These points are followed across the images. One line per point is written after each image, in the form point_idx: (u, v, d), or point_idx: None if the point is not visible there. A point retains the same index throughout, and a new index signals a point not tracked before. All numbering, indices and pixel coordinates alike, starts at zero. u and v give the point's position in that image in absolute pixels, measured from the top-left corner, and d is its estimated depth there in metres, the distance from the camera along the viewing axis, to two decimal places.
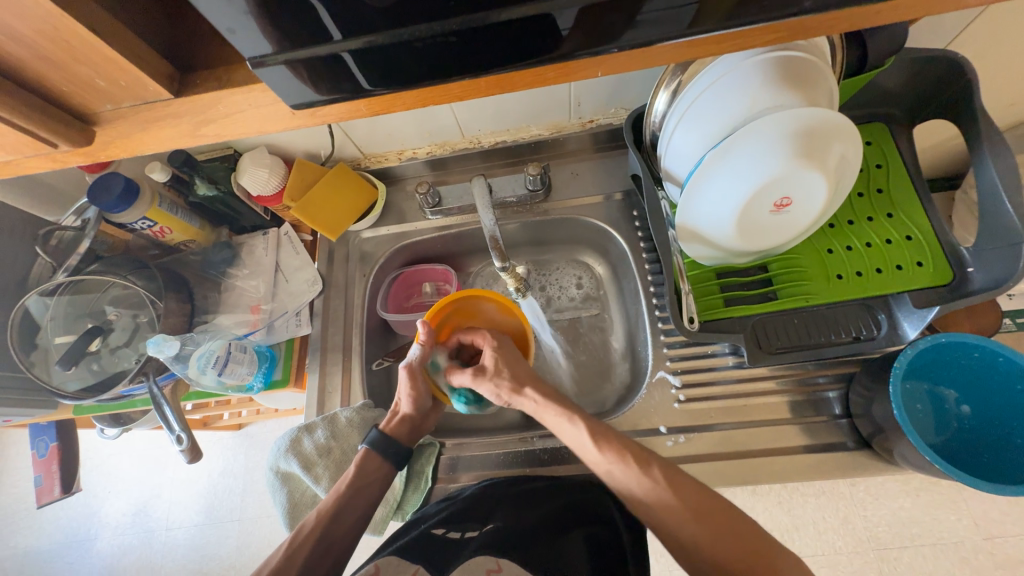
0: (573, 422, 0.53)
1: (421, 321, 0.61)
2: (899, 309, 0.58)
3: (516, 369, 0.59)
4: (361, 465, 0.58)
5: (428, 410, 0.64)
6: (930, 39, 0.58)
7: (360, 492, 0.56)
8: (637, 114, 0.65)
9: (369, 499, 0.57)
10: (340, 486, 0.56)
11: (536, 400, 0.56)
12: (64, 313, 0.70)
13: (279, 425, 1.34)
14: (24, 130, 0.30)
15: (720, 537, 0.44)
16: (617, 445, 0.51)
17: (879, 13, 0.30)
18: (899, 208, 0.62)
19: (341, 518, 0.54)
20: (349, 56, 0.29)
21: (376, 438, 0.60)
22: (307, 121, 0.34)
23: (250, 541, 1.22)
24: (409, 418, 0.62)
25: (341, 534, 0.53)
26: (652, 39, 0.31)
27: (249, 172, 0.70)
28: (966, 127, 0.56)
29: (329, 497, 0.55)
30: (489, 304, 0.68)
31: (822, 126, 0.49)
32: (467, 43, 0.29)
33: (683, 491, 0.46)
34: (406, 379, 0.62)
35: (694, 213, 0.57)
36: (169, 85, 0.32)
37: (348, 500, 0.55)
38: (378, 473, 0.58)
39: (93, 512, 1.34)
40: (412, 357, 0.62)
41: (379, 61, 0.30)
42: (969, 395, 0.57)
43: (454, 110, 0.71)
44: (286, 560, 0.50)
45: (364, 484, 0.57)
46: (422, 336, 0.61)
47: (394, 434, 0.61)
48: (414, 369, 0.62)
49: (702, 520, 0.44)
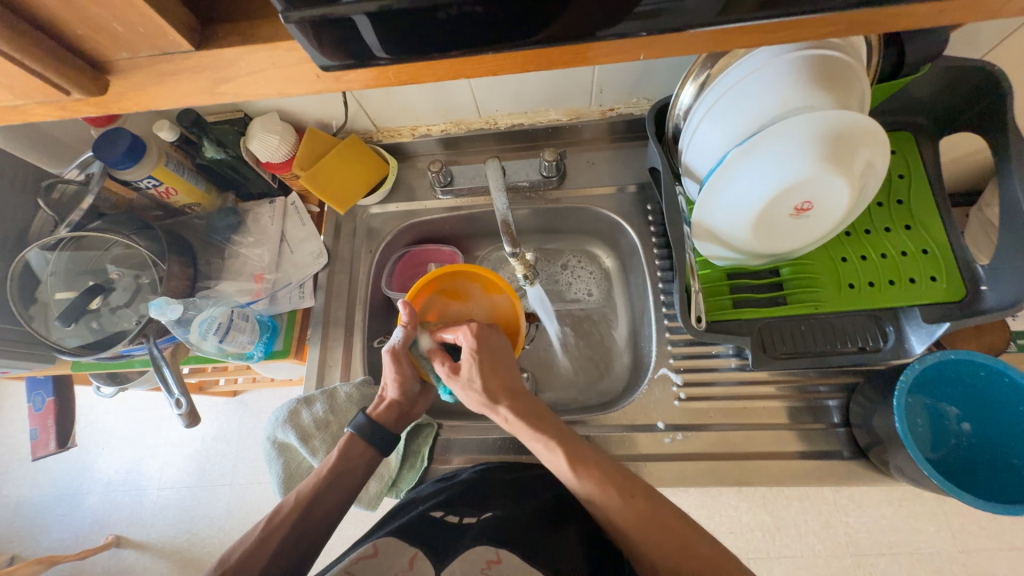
0: (546, 447, 0.52)
1: (401, 302, 0.58)
2: (908, 322, 0.57)
3: (495, 381, 0.56)
4: (345, 448, 0.58)
5: (416, 396, 0.62)
6: (964, 51, 0.57)
7: (340, 478, 0.56)
8: (661, 104, 0.63)
9: (348, 486, 0.56)
10: (323, 470, 0.56)
11: (509, 419, 0.54)
12: (65, 269, 0.69)
13: (274, 395, 1.34)
14: (35, 73, 0.29)
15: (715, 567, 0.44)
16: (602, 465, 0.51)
17: (930, 15, 0.29)
18: (918, 221, 0.61)
19: (317, 504, 0.54)
20: (364, 18, 0.27)
21: (361, 423, 0.59)
22: (330, 87, 0.33)
23: (238, 505, 1.23)
24: (396, 402, 0.61)
25: (318, 520, 0.53)
26: (683, 25, 0.29)
27: (259, 137, 0.68)
28: (996, 142, 0.55)
29: (309, 480, 0.55)
30: (475, 285, 0.69)
31: (852, 130, 0.48)
32: (493, 12, 0.28)
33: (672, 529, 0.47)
34: (390, 363, 0.59)
35: (711, 211, 0.56)
36: (190, 37, 0.30)
37: (326, 487, 0.55)
38: (362, 459, 0.58)
39: (87, 467, 1.35)
40: (395, 342, 0.60)
41: (398, 28, 0.28)
42: (971, 412, 0.57)
43: (472, 87, 0.69)
44: (257, 545, 0.50)
45: (345, 469, 0.57)
46: (403, 318, 0.58)
47: (381, 420, 0.60)
48: (397, 353, 0.59)
49: (683, 549, 0.45)
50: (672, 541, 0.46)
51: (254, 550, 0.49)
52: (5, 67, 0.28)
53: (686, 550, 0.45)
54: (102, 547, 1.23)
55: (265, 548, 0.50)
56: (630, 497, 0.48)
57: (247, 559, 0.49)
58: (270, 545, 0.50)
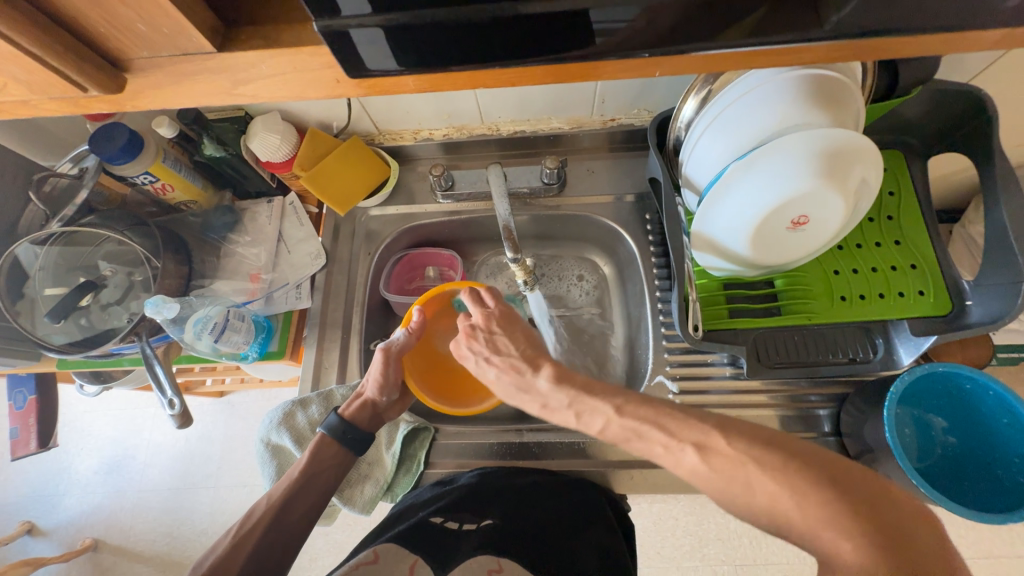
0: (582, 420, 0.49)
1: (415, 307, 0.61)
2: (896, 334, 0.59)
3: (517, 351, 0.57)
4: (316, 451, 0.56)
5: (392, 402, 0.62)
6: (951, 76, 0.59)
7: (313, 480, 0.55)
8: (663, 116, 0.64)
9: (322, 489, 0.55)
10: (293, 473, 0.54)
11: (548, 384, 0.52)
12: (54, 264, 0.67)
13: (261, 396, 1.32)
14: (53, 68, 0.29)
15: (781, 507, 0.37)
16: (642, 411, 0.45)
17: (932, 45, 0.31)
18: (907, 236, 0.63)
19: (289, 509, 0.52)
20: (378, 31, 0.28)
21: (334, 423, 0.58)
22: (349, 92, 0.33)
23: (223, 509, 1.20)
24: (372, 403, 0.60)
25: (290, 525, 0.52)
26: (685, 48, 0.30)
27: (260, 136, 0.67)
28: (982, 163, 0.57)
29: (280, 484, 0.54)
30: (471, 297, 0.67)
31: (847, 148, 0.50)
32: (505, 26, 0.28)
33: (725, 470, 0.39)
34: (380, 362, 0.59)
35: (710, 223, 0.58)
36: (212, 38, 0.31)
37: (299, 489, 0.53)
38: (333, 462, 0.57)
39: (65, 467, 1.31)
40: (393, 341, 0.60)
41: (413, 39, 0.29)
42: (957, 425, 0.59)
43: (477, 95, 0.70)
44: (230, 551, 0.48)
45: (317, 472, 0.55)
46: (412, 321, 0.61)
47: (353, 420, 0.59)
48: (390, 353, 0.59)
49: (738, 494, 0.39)
50: (725, 487, 0.39)
51: (226, 558, 0.47)
52: (23, 62, 0.28)
53: (744, 494, 0.38)
54: (80, 550, 1.20)
55: (238, 554, 0.48)
56: (676, 448, 0.42)
57: (218, 565, 0.47)
58: (242, 552, 0.48)
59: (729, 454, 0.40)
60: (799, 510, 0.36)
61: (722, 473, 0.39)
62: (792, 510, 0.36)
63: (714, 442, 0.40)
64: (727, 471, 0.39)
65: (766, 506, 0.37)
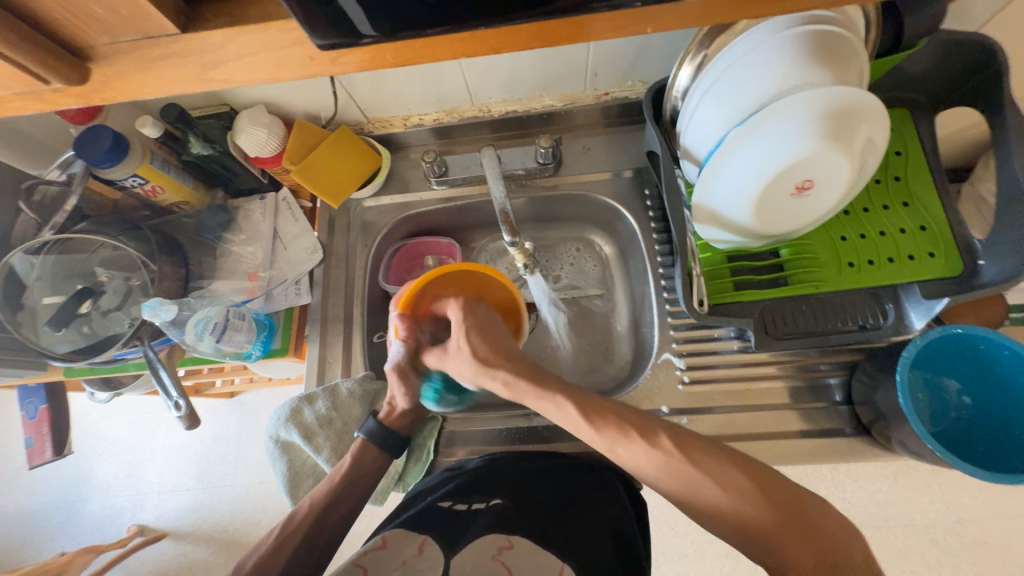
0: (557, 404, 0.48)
1: (396, 316, 0.58)
2: (907, 298, 0.57)
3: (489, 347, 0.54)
4: (358, 455, 0.56)
5: (427, 401, 0.63)
6: (960, 23, 0.56)
7: (353, 485, 0.55)
8: (658, 87, 0.62)
9: (361, 490, 0.55)
10: (335, 477, 0.55)
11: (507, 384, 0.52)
12: (51, 273, 0.67)
13: (272, 395, 1.33)
14: (9, 59, 0.27)
15: (752, 519, 0.40)
16: (610, 409, 0.47)
17: None
18: (916, 197, 0.61)
19: (332, 510, 0.53)
20: None
21: (373, 429, 0.58)
22: (325, 70, 0.31)
23: (243, 506, 1.22)
24: (410, 411, 0.60)
25: (330, 526, 0.52)
26: None
27: (247, 131, 0.66)
28: (993, 113, 0.54)
29: (321, 485, 0.54)
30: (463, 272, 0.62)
31: (853, 105, 0.48)
32: None
33: (701, 463, 0.42)
34: (397, 380, 0.58)
35: (712, 193, 0.56)
36: (176, 20, 0.29)
37: (341, 492, 0.54)
38: (374, 464, 0.57)
39: (84, 473, 1.33)
40: (396, 357, 0.59)
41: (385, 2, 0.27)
42: (971, 386, 0.58)
43: (465, 74, 0.68)
44: (274, 552, 0.48)
45: (358, 475, 0.56)
46: (400, 332, 0.58)
47: (394, 427, 0.60)
48: (404, 369, 0.58)
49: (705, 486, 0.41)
50: (698, 481, 0.42)
51: (270, 556, 0.48)
52: None
53: (703, 493, 0.42)
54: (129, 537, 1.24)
55: (281, 555, 0.48)
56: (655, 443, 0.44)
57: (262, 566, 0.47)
58: (286, 551, 0.49)
59: (706, 463, 0.42)
60: (748, 505, 0.40)
61: (696, 469, 0.42)
62: (744, 510, 0.40)
63: (695, 445, 0.44)
64: (705, 466, 0.42)
65: (730, 505, 0.40)
